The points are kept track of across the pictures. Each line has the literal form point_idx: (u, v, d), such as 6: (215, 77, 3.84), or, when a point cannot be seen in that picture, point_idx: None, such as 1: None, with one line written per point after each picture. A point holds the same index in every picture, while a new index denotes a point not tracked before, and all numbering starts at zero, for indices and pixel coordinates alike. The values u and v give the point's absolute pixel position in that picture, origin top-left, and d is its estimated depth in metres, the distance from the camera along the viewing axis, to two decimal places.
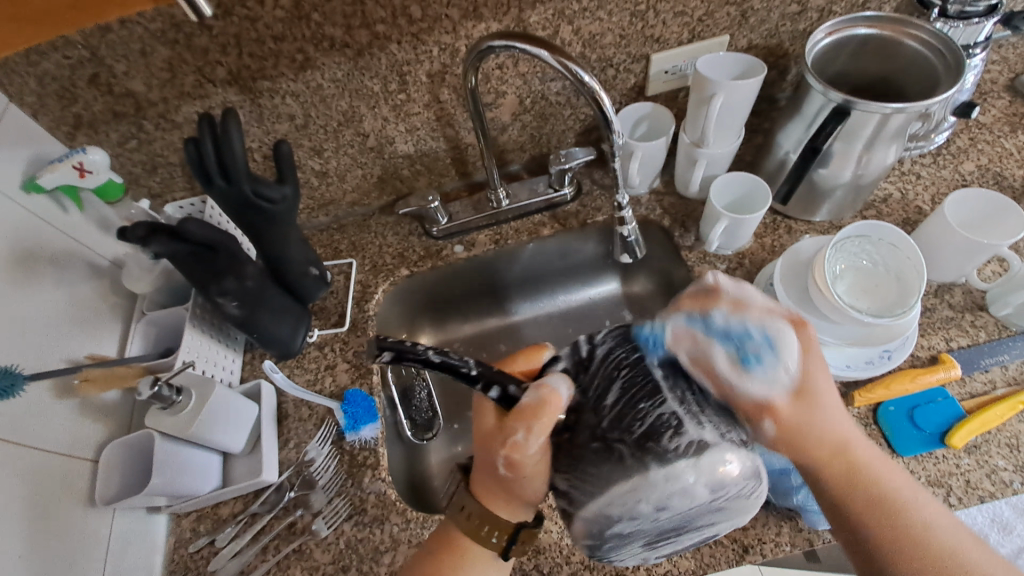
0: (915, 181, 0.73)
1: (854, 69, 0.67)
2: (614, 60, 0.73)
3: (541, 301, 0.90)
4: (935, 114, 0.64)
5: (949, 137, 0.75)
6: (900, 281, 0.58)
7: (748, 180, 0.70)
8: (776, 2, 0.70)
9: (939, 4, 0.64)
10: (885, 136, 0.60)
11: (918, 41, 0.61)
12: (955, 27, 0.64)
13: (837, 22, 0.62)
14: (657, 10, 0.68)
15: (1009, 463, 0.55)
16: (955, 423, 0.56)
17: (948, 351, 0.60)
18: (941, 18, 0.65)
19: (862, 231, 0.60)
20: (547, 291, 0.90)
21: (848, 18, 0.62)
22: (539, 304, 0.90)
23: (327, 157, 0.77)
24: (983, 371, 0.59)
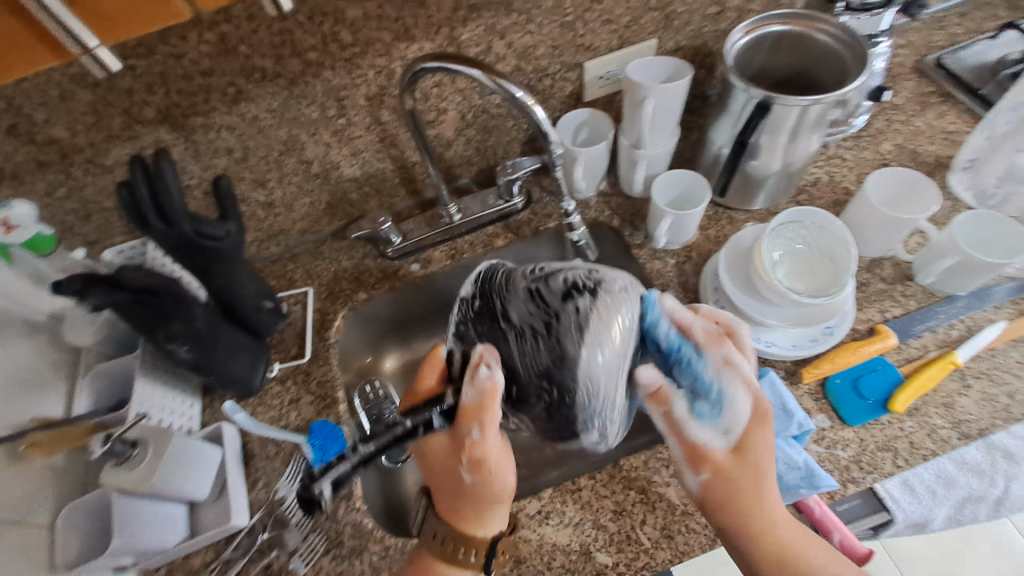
0: (840, 164, 0.77)
1: (772, 64, 0.70)
2: (549, 70, 0.75)
3: None
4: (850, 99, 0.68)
5: (868, 120, 0.80)
6: (834, 260, 0.61)
7: (686, 176, 0.72)
8: (696, 6, 0.73)
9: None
10: (806, 125, 0.63)
11: (826, 34, 0.64)
12: (880, 15, 0.69)
13: (752, 22, 0.64)
14: (585, 20, 0.70)
15: (947, 421, 0.58)
16: (896, 389, 0.59)
17: (884, 322, 0.64)
18: (846, 11, 0.68)
19: (795, 217, 0.63)
20: None
21: (761, 18, 0.65)
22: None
23: (271, 187, 0.76)
24: (916, 337, 0.63)
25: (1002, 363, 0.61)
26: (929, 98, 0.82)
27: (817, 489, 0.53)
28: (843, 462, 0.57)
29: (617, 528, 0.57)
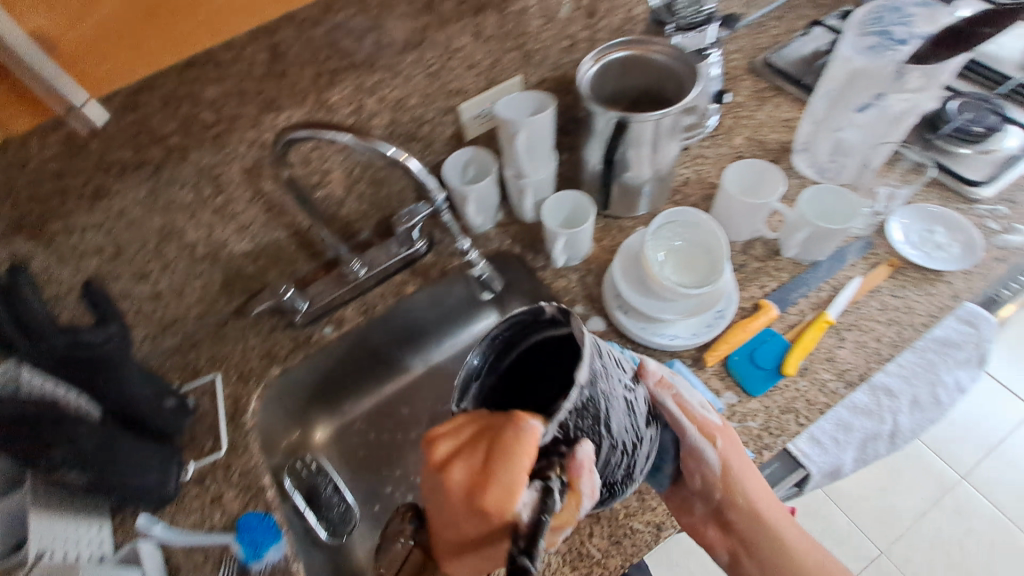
0: (704, 162, 0.86)
1: (625, 87, 0.76)
2: (426, 117, 0.77)
3: (431, 353, 0.92)
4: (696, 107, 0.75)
5: (719, 120, 0.90)
6: (711, 254, 0.67)
7: (573, 196, 0.76)
8: (549, 42, 0.79)
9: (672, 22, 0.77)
10: (664, 135, 0.70)
11: (659, 53, 0.71)
12: (704, 30, 0.77)
13: (598, 51, 0.70)
14: (449, 67, 0.73)
15: (832, 374, 0.65)
16: (785, 354, 0.66)
17: (765, 296, 0.71)
18: (677, 32, 0.77)
19: (671, 218, 0.68)
20: (435, 341, 0.92)
21: (605, 47, 0.71)
22: (420, 359, 0.92)
23: (154, 278, 0.71)
24: (794, 305, 0.70)
25: (866, 312, 0.68)
26: (765, 93, 0.94)
27: None
28: (755, 432, 0.62)
29: (567, 548, 0.58)
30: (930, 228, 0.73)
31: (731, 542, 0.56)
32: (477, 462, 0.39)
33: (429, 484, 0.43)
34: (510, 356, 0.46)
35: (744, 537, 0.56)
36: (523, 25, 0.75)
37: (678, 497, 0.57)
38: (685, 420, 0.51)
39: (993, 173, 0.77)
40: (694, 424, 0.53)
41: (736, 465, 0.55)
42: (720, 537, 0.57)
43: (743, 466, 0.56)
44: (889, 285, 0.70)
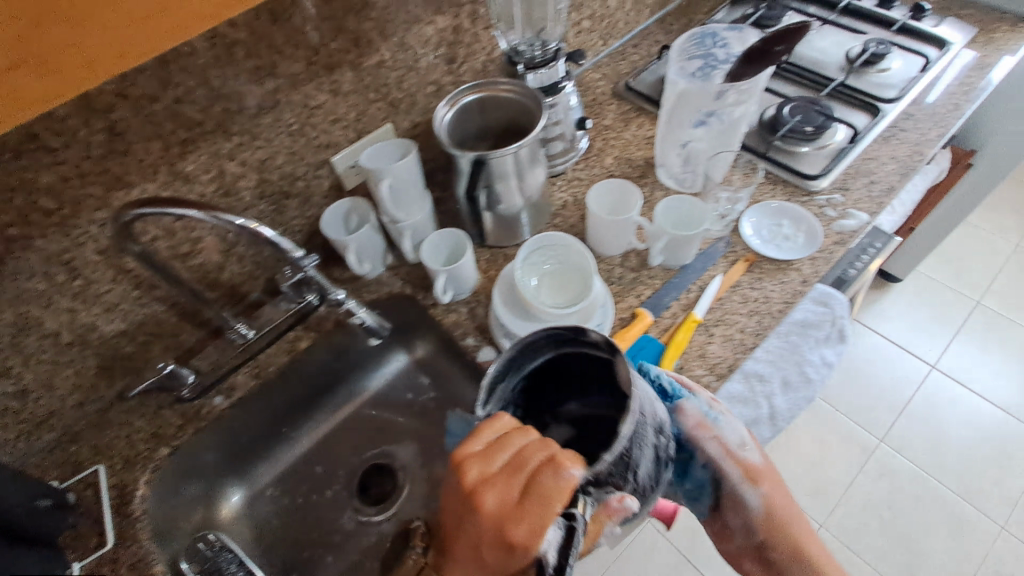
0: (579, 185, 0.91)
1: (490, 123, 0.78)
2: (298, 174, 0.78)
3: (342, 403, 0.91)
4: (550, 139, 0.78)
5: (589, 143, 0.96)
6: (583, 271, 0.70)
7: (449, 234, 0.78)
8: (413, 89, 0.83)
9: (522, 61, 0.81)
10: (525, 165, 0.74)
11: (501, 86, 0.73)
12: (555, 65, 0.82)
13: (452, 97, 0.72)
14: (312, 124, 0.75)
15: (705, 369, 0.69)
16: (660, 358, 0.69)
17: (641, 304, 0.75)
18: (528, 70, 0.81)
19: (538, 243, 0.71)
20: (345, 390, 0.91)
21: (458, 92, 0.72)
22: (327, 415, 0.90)
23: (16, 374, 0.68)
24: (667, 309, 0.74)
25: (729, 307, 0.74)
26: (630, 114, 1.01)
27: None
28: None
29: None
30: (778, 222, 0.80)
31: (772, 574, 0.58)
32: (510, 490, 0.42)
33: (452, 494, 0.46)
34: (535, 360, 0.49)
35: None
36: (382, 78, 0.78)
37: (719, 525, 0.60)
38: (729, 463, 0.56)
39: (828, 165, 0.84)
40: (739, 467, 0.56)
41: (780, 505, 0.58)
42: (760, 571, 0.59)
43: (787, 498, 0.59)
44: (748, 279, 0.76)
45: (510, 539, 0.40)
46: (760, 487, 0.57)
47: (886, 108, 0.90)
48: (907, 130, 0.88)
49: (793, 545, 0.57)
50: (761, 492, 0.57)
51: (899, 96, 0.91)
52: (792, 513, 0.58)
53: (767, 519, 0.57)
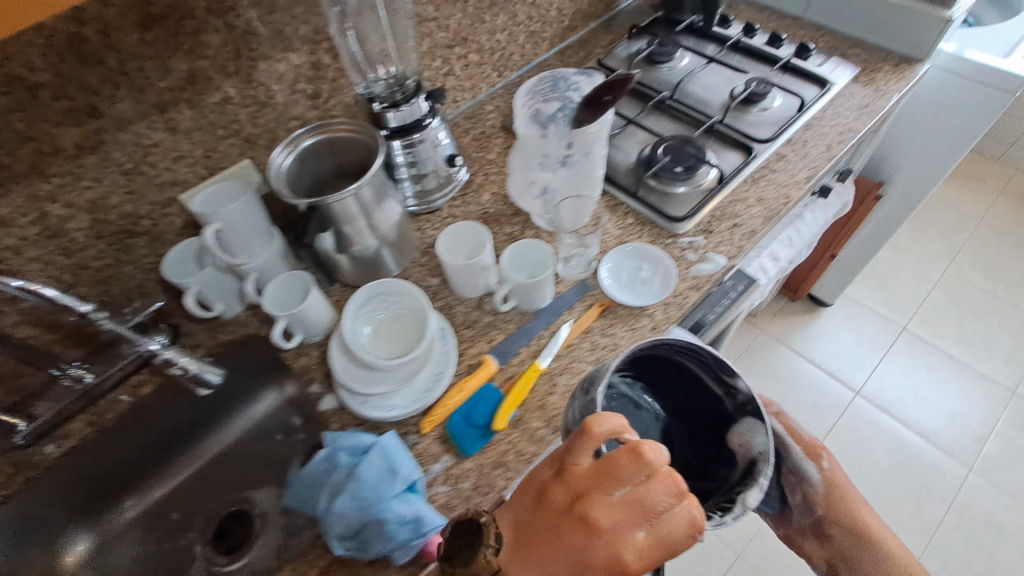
0: (452, 221, 0.89)
1: (342, 162, 0.75)
2: (141, 212, 0.75)
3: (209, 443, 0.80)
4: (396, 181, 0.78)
5: (469, 178, 0.94)
6: (420, 317, 0.69)
7: (294, 277, 0.74)
8: (270, 125, 0.80)
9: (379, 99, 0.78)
10: (371, 204, 0.73)
11: (343, 126, 0.72)
12: (416, 102, 0.79)
13: (287, 143, 0.69)
14: (150, 162, 0.72)
15: (542, 421, 0.67)
16: (497, 409, 0.68)
17: (490, 351, 0.73)
18: (387, 108, 0.78)
19: (375, 291, 0.68)
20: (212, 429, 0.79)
21: (295, 136, 0.70)
22: (181, 463, 0.78)
23: None
24: (515, 356, 0.73)
25: (577, 354, 0.72)
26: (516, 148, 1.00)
27: (425, 533, 0.58)
28: (464, 492, 0.63)
29: None
30: (637, 265, 0.79)
31: (833, 554, 0.71)
32: (628, 523, 0.44)
33: (585, 471, 0.46)
34: (705, 345, 0.62)
35: (845, 552, 0.70)
36: (230, 115, 0.75)
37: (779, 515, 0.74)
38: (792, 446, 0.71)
39: (695, 207, 0.84)
40: (802, 443, 0.71)
41: (841, 480, 0.71)
42: (817, 550, 0.72)
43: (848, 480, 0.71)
44: (599, 324, 0.74)
45: (618, 566, 0.43)
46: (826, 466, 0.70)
47: (760, 150, 0.90)
48: (777, 172, 0.88)
49: (851, 518, 0.70)
50: (828, 460, 0.70)
51: (773, 136, 0.91)
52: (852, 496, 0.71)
53: (828, 494, 0.70)
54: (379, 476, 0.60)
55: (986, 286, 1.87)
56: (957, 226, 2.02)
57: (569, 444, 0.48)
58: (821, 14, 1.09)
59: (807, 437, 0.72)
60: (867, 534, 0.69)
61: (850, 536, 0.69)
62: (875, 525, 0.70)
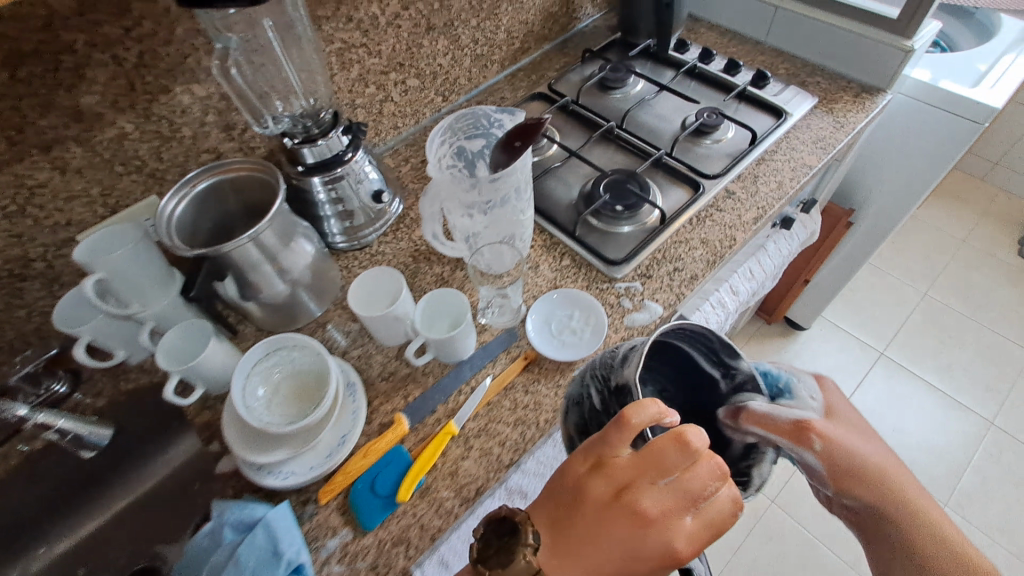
0: (381, 259, 0.84)
1: (248, 199, 0.70)
2: (32, 255, 0.70)
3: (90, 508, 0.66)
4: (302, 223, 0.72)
5: (403, 212, 0.89)
6: (323, 374, 0.63)
7: (191, 327, 0.69)
8: (179, 159, 0.75)
9: (289, 135, 0.72)
10: (275, 247, 0.67)
11: (231, 167, 0.67)
12: (334, 135, 0.74)
13: (177, 188, 0.63)
14: (38, 203, 0.67)
15: (452, 491, 0.62)
16: (403, 477, 0.62)
17: (403, 408, 0.68)
18: (298, 145, 0.72)
19: (271, 345, 0.62)
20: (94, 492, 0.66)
21: (188, 180, 0.64)
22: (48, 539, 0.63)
23: None
24: (430, 414, 0.67)
25: (496, 413, 0.67)
26: None
27: None
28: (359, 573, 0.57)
29: None
30: (569, 313, 0.74)
31: (861, 526, 0.55)
32: (677, 508, 0.45)
33: (628, 461, 0.46)
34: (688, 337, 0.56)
35: (872, 524, 0.54)
36: (128, 150, 0.70)
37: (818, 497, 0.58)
38: (781, 440, 0.52)
39: (634, 249, 0.78)
40: (789, 435, 0.51)
41: (851, 453, 0.53)
42: (847, 520, 0.56)
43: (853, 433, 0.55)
44: (523, 380, 0.69)
45: (674, 553, 0.45)
46: (830, 459, 0.52)
47: (708, 186, 0.85)
48: (724, 211, 0.83)
49: (879, 512, 0.53)
50: (871, 445, 0.56)
51: (721, 172, 0.86)
52: (865, 447, 0.55)
53: (825, 458, 0.52)
54: (261, 558, 0.55)
55: (967, 311, 1.82)
56: (939, 248, 1.97)
57: (609, 435, 0.47)
58: (782, 40, 1.04)
59: (845, 412, 0.58)
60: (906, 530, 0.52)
61: (880, 530, 0.53)
62: (901, 495, 0.53)
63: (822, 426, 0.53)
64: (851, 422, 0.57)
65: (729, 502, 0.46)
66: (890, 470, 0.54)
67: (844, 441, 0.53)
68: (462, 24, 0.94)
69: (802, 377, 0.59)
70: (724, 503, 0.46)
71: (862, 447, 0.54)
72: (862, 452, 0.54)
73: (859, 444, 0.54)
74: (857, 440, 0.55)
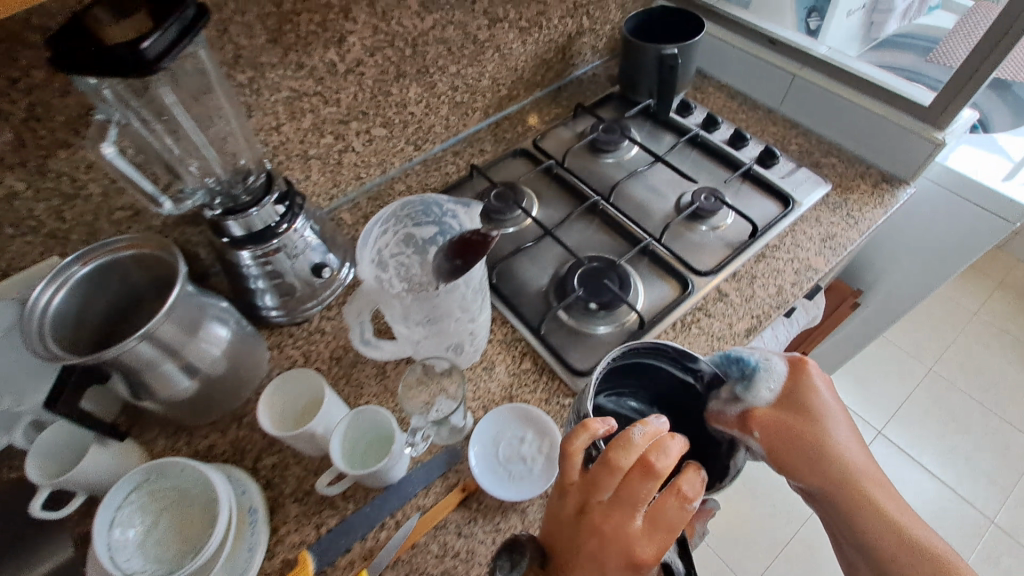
0: (319, 340, 0.73)
1: (147, 283, 0.59)
2: None
3: None
4: (212, 305, 0.61)
5: (351, 282, 0.78)
6: (212, 500, 0.54)
7: (64, 429, 0.57)
8: (87, 219, 0.63)
9: (205, 202, 0.61)
10: (175, 340, 0.56)
11: (119, 243, 0.55)
12: (268, 204, 0.62)
13: (54, 275, 0.52)
14: None
15: None
16: None
17: (312, 543, 0.57)
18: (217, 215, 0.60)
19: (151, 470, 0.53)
20: None
21: (68, 265, 0.53)
22: None
23: None
24: (343, 553, 0.57)
25: (421, 561, 0.57)
26: None
27: None
28: None
29: None
30: (521, 435, 0.63)
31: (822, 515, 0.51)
32: (622, 514, 0.43)
33: (576, 484, 0.47)
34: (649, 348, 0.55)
35: (834, 516, 0.49)
36: (20, 211, 0.58)
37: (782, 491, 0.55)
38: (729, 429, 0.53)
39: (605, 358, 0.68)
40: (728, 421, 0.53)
41: (803, 434, 0.51)
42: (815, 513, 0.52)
43: (822, 415, 0.52)
44: (457, 518, 0.59)
45: (636, 557, 0.42)
46: (769, 440, 0.52)
47: (696, 284, 0.74)
48: (713, 317, 0.72)
49: (834, 497, 0.49)
50: (834, 436, 0.51)
51: (714, 269, 0.76)
52: (835, 433, 0.51)
53: (770, 439, 0.52)
54: None
55: (967, 389, 1.72)
56: (944, 318, 1.87)
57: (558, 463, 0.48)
58: (798, 111, 0.94)
59: (814, 404, 0.53)
60: (868, 525, 0.47)
61: (843, 523, 0.48)
62: (866, 488, 0.49)
63: (767, 407, 0.53)
64: (813, 415, 0.52)
65: (677, 495, 0.43)
66: (855, 463, 0.50)
67: (795, 419, 0.52)
68: (439, 71, 0.83)
69: (770, 364, 0.54)
70: (671, 498, 0.43)
71: (828, 432, 0.51)
72: (819, 435, 0.51)
73: (823, 428, 0.51)
74: (826, 423, 0.52)
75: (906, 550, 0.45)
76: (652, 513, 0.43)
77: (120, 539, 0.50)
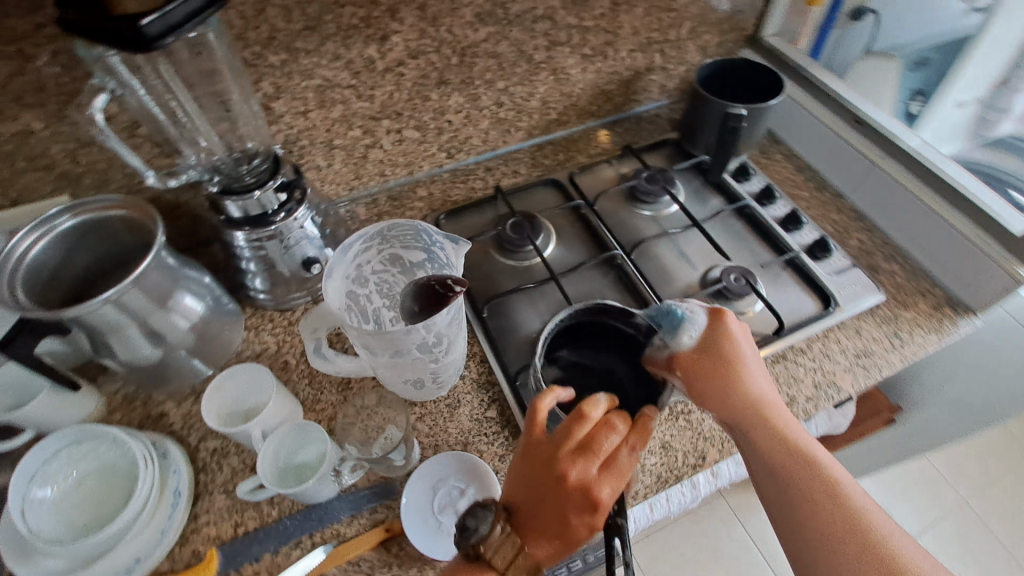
0: (296, 332, 0.71)
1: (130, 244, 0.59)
2: None
3: None
4: (185, 280, 0.61)
5: None
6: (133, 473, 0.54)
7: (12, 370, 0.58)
8: (100, 167, 0.63)
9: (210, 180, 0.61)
10: (144, 309, 0.56)
11: (107, 202, 0.56)
12: (270, 189, 0.60)
13: (36, 225, 0.53)
14: None
15: None
16: None
17: (224, 542, 0.56)
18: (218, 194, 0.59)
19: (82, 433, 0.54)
20: None
21: (52, 218, 0.54)
22: None
23: None
24: (251, 562, 0.55)
25: None
26: None
27: None
28: None
29: None
30: (461, 487, 0.59)
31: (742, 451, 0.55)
32: (584, 463, 0.47)
33: (538, 443, 0.50)
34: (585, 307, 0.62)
35: (748, 448, 0.54)
36: (35, 148, 0.58)
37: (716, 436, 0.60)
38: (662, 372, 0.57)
39: None
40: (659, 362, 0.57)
41: (721, 372, 0.56)
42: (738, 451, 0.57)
43: (744, 362, 0.56)
44: (373, 559, 0.56)
45: (595, 498, 0.46)
46: (694, 378, 0.56)
47: None
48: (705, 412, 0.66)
49: (749, 432, 0.53)
50: (749, 377, 0.55)
51: None
52: (754, 377, 0.56)
53: (692, 378, 0.56)
54: None
55: (1008, 538, 1.52)
56: (998, 452, 1.66)
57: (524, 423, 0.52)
58: (868, 202, 0.84)
59: (731, 351, 0.57)
60: (779, 454, 0.51)
61: (757, 453, 0.53)
62: (781, 423, 0.53)
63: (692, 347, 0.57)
64: (733, 361, 0.56)
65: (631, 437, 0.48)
66: (771, 402, 0.54)
67: (717, 357, 0.56)
68: (484, 84, 0.79)
69: (695, 315, 0.59)
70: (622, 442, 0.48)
71: (747, 374, 0.56)
72: (739, 376, 0.55)
73: (744, 371, 0.56)
74: (744, 365, 0.56)
75: (812, 475, 0.50)
76: (608, 454, 0.48)
77: (36, 496, 0.51)
